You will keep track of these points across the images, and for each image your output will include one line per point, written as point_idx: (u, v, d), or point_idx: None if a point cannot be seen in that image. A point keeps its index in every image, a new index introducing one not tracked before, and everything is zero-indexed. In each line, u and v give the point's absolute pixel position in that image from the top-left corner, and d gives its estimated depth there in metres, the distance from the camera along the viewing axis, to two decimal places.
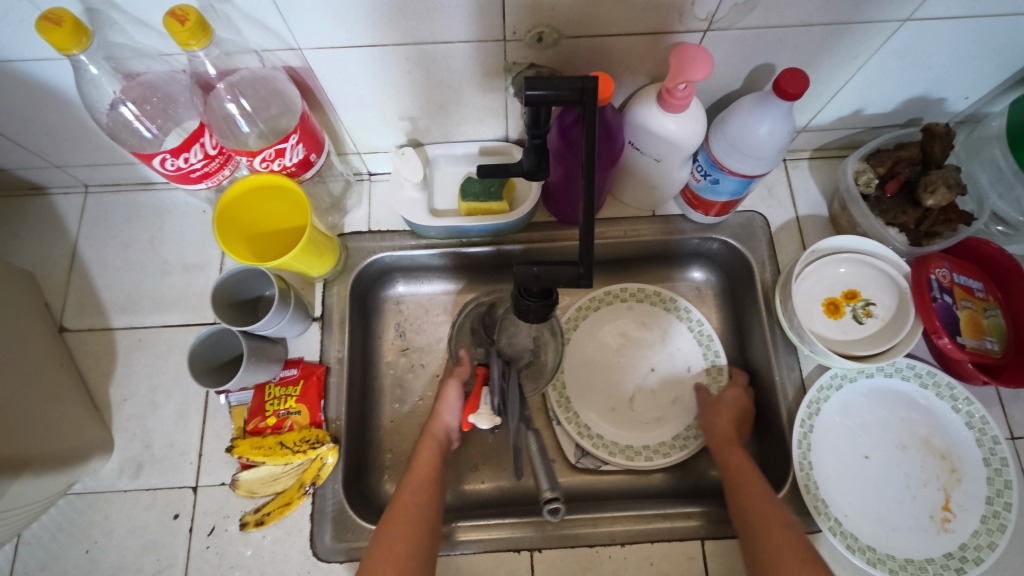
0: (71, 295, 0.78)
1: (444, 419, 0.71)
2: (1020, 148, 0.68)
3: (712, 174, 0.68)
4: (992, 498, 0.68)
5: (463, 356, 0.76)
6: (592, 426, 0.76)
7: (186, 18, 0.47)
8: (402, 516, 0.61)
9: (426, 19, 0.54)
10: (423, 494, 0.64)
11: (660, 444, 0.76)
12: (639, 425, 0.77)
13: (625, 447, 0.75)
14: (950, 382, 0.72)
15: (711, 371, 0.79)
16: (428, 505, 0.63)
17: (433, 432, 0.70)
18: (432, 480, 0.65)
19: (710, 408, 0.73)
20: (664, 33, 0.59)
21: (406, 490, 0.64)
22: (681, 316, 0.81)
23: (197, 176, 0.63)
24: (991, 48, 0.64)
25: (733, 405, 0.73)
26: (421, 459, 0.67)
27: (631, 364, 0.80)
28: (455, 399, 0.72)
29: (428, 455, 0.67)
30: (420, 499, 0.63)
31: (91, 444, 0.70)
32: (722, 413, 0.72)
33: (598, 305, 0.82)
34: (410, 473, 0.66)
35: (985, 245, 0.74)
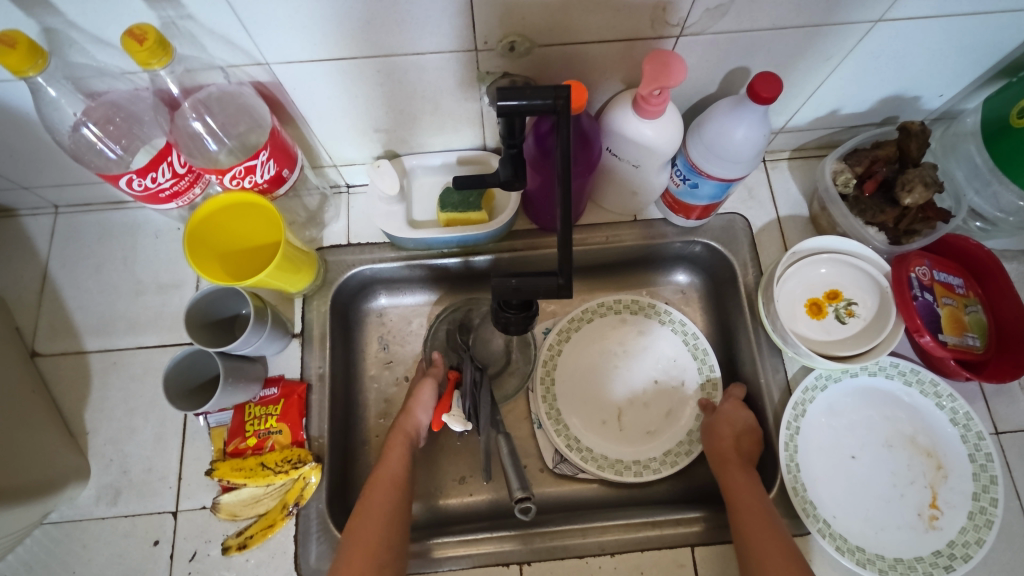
0: (42, 318, 0.76)
1: (416, 416, 0.70)
2: (995, 145, 0.69)
3: (690, 178, 0.68)
4: (979, 494, 0.68)
5: (437, 358, 0.75)
6: (579, 433, 0.76)
7: (145, 37, 0.46)
8: (371, 519, 0.61)
9: (395, 32, 0.54)
10: (391, 492, 0.63)
11: (651, 460, 0.75)
12: (631, 438, 0.76)
13: (614, 462, 0.75)
14: (934, 379, 0.72)
15: (706, 385, 0.78)
16: (396, 507, 0.63)
17: (404, 429, 0.68)
18: (402, 479, 0.65)
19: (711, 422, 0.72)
20: (637, 40, 0.58)
21: (375, 489, 0.63)
22: (676, 328, 0.80)
23: (167, 196, 0.62)
24: (963, 46, 0.64)
25: (731, 419, 0.71)
26: (391, 456, 0.66)
27: (619, 373, 0.79)
28: (428, 399, 0.70)
29: (398, 453, 0.67)
30: (391, 499, 0.63)
31: (66, 472, 0.68)
32: (723, 427, 0.70)
33: (591, 317, 0.81)
34: (379, 469, 0.65)
35: (964, 241, 0.75)
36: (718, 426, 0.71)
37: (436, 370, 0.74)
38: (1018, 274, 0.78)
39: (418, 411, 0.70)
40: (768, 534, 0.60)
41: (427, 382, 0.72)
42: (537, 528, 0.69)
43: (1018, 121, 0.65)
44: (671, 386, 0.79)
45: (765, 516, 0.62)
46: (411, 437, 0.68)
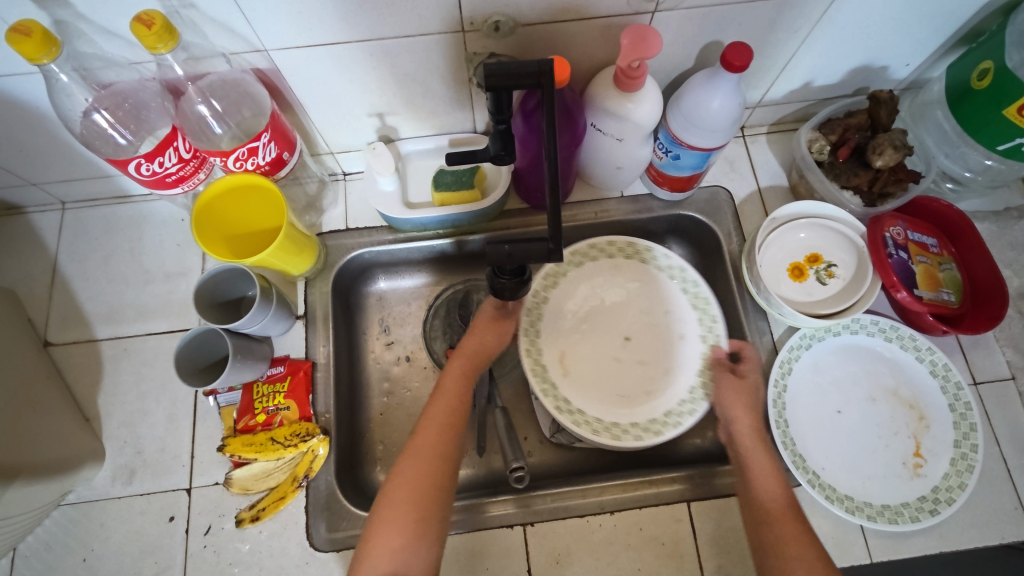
0: (54, 309, 0.79)
1: (481, 349, 0.70)
2: (961, 108, 0.72)
3: (672, 150, 0.71)
4: (960, 441, 0.71)
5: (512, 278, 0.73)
6: (554, 380, 0.74)
7: (153, 23, 0.49)
8: (431, 426, 0.62)
9: (386, 15, 0.57)
10: (453, 399, 0.65)
11: (648, 423, 0.72)
12: (598, 394, 0.75)
13: (609, 426, 0.71)
14: (913, 334, 0.76)
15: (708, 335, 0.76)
16: (456, 416, 0.64)
17: (467, 350, 0.70)
18: (463, 391, 0.66)
19: (733, 385, 0.71)
20: (613, 16, 0.62)
21: (440, 398, 0.65)
22: (676, 276, 0.79)
23: (173, 181, 0.65)
24: (924, 15, 0.67)
25: (750, 389, 0.71)
26: (452, 368, 0.68)
27: (605, 327, 0.79)
28: (490, 334, 0.71)
29: (459, 365, 0.68)
30: (453, 409, 0.64)
31: (83, 453, 0.70)
32: (738, 396, 0.70)
33: (590, 257, 0.81)
34: (442, 380, 0.67)
35: (935, 202, 0.78)
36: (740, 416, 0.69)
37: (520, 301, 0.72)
38: (990, 233, 0.81)
39: (485, 337, 0.71)
40: (801, 543, 0.58)
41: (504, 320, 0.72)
42: (537, 491, 0.72)
43: (979, 83, 0.69)
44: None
45: (801, 533, 0.59)
46: (479, 354, 0.70)
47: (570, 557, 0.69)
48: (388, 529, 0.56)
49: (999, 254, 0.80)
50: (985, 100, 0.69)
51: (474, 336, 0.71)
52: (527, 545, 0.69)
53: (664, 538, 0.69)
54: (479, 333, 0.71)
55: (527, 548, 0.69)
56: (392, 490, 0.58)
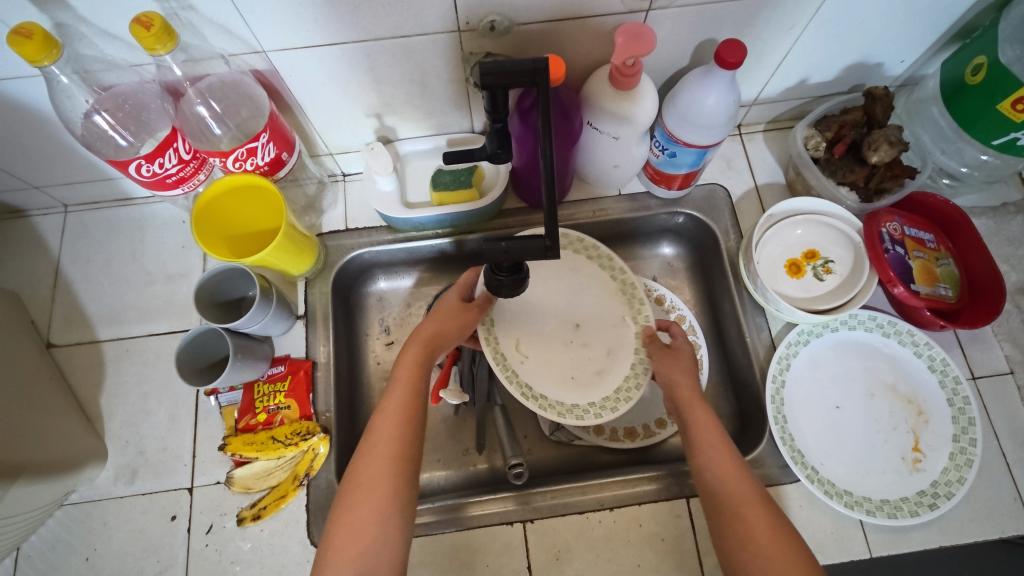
0: (57, 311, 0.79)
1: (438, 336, 0.67)
2: (956, 104, 0.72)
3: (669, 148, 0.72)
4: (959, 436, 0.71)
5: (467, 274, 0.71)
6: (515, 367, 0.71)
7: (152, 24, 0.50)
8: (387, 417, 0.61)
9: (381, 16, 0.57)
10: (409, 391, 0.62)
11: (605, 399, 0.70)
12: (556, 378, 0.72)
13: (572, 407, 0.70)
14: (911, 330, 0.76)
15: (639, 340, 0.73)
16: (411, 408, 0.62)
17: (421, 336, 0.67)
18: (418, 382, 0.63)
19: (669, 358, 0.68)
20: (607, 15, 0.62)
21: (396, 389, 0.63)
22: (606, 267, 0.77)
23: (173, 181, 0.66)
24: (918, 11, 0.68)
25: (686, 358, 0.68)
26: (406, 356, 0.65)
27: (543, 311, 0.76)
28: (450, 323, 0.67)
29: (414, 352, 0.65)
30: (409, 400, 0.62)
31: (85, 453, 0.71)
32: (678, 366, 0.67)
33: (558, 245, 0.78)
34: (397, 372, 0.64)
35: (931, 198, 0.78)
36: (694, 405, 0.63)
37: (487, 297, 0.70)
38: (987, 228, 0.81)
39: (443, 323, 0.67)
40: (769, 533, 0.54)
41: (468, 311, 0.69)
42: (538, 488, 0.72)
43: (973, 78, 0.69)
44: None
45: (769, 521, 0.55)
46: (435, 338, 0.66)
47: (570, 553, 0.69)
48: (348, 526, 0.55)
49: (997, 250, 0.80)
50: (979, 95, 0.69)
51: (431, 322, 0.68)
52: (528, 542, 0.70)
53: (663, 534, 0.70)
54: (435, 318, 0.68)
55: (527, 544, 0.70)
56: (353, 485, 0.57)
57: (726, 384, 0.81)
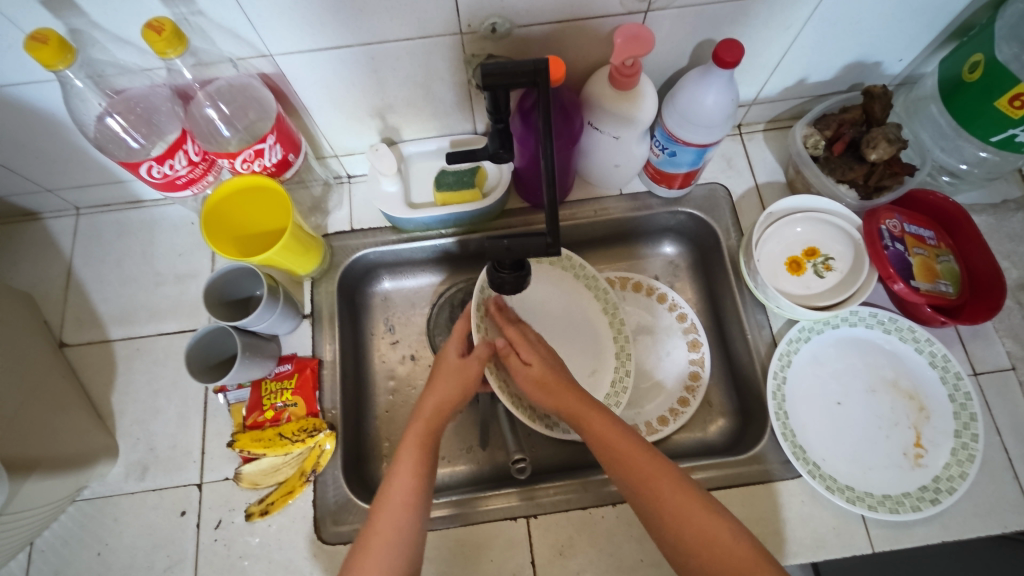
0: (69, 311, 0.81)
1: (438, 413, 0.63)
2: (954, 102, 0.73)
3: (669, 147, 0.73)
4: (960, 431, 0.71)
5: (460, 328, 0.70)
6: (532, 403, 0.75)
7: (163, 29, 0.51)
8: (390, 504, 0.57)
9: (384, 20, 0.59)
10: (415, 475, 0.59)
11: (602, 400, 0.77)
12: None
13: None
14: (912, 326, 0.76)
15: (618, 336, 0.80)
16: (418, 497, 0.58)
17: (425, 415, 0.63)
18: (423, 467, 0.59)
19: (539, 384, 0.65)
20: (605, 17, 0.64)
21: (398, 473, 0.59)
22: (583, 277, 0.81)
23: (183, 183, 0.67)
24: (915, 10, 0.69)
25: (546, 369, 0.65)
26: (408, 437, 0.62)
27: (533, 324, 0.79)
28: (456, 383, 0.65)
29: (416, 432, 0.62)
30: (415, 484, 0.58)
31: (97, 450, 0.72)
32: (548, 386, 0.65)
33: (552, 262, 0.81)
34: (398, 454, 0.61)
35: (931, 195, 0.79)
36: (588, 413, 0.62)
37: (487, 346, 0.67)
38: (988, 225, 0.82)
39: (446, 388, 0.65)
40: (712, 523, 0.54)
41: (470, 367, 0.66)
42: (542, 484, 0.73)
43: (970, 76, 0.70)
44: (658, 363, 0.83)
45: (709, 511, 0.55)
46: (439, 412, 0.64)
47: (573, 548, 0.70)
48: None
49: (997, 246, 0.81)
50: (977, 92, 0.70)
51: (435, 392, 0.65)
52: (531, 537, 0.70)
53: None
54: (438, 386, 0.65)
55: (531, 540, 0.70)
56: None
57: (728, 382, 0.82)
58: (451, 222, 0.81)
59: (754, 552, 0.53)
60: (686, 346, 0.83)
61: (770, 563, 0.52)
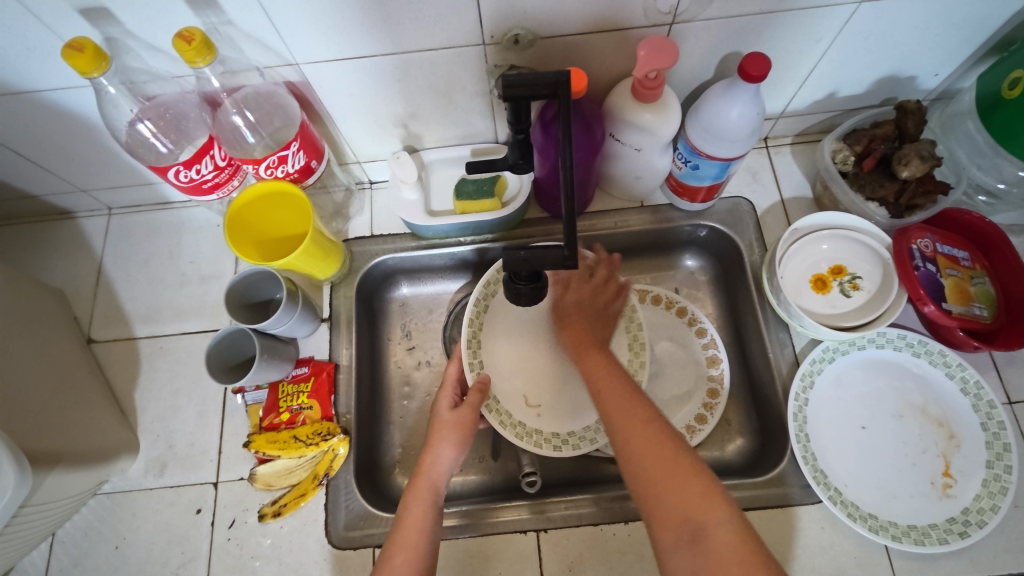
0: (98, 308, 0.83)
1: (439, 465, 0.63)
2: (992, 120, 0.70)
3: (692, 160, 0.72)
4: (993, 462, 0.68)
5: (450, 376, 0.71)
6: (536, 427, 0.74)
7: (193, 38, 0.52)
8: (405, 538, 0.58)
9: (409, 29, 0.59)
10: (419, 533, 0.59)
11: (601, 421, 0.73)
12: (568, 408, 0.75)
13: (574, 436, 0.73)
14: (942, 350, 0.73)
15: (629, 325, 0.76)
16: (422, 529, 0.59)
17: (425, 474, 0.62)
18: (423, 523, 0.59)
19: (569, 317, 0.71)
20: (629, 29, 0.63)
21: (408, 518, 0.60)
22: None
23: (209, 187, 0.68)
24: (952, 24, 0.66)
25: (575, 309, 0.71)
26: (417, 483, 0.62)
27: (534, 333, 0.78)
28: (457, 436, 0.64)
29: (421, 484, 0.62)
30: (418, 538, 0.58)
31: (118, 445, 0.74)
32: (576, 318, 0.70)
33: None
34: (402, 514, 0.60)
35: (966, 214, 0.76)
36: (589, 352, 0.66)
37: (478, 390, 0.68)
38: None
39: (445, 444, 0.64)
40: (672, 456, 0.54)
41: (465, 415, 0.66)
42: (552, 498, 0.72)
43: (1010, 92, 0.67)
44: (677, 378, 0.81)
45: (670, 449, 0.55)
46: (443, 462, 0.63)
47: (583, 565, 0.69)
48: None
49: None
50: (1016, 110, 0.67)
51: (434, 448, 0.64)
52: (541, 551, 0.70)
53: None
54: (437, 442, 0.64)
55: (541, 554, 0.69)
56: None
57: (748, 399, 0.80)
58: (469, 230, 0.81)
59: (708, 485, 0.52)
60: (705, 362, 0.81)
61: (725, 505, 0.51)
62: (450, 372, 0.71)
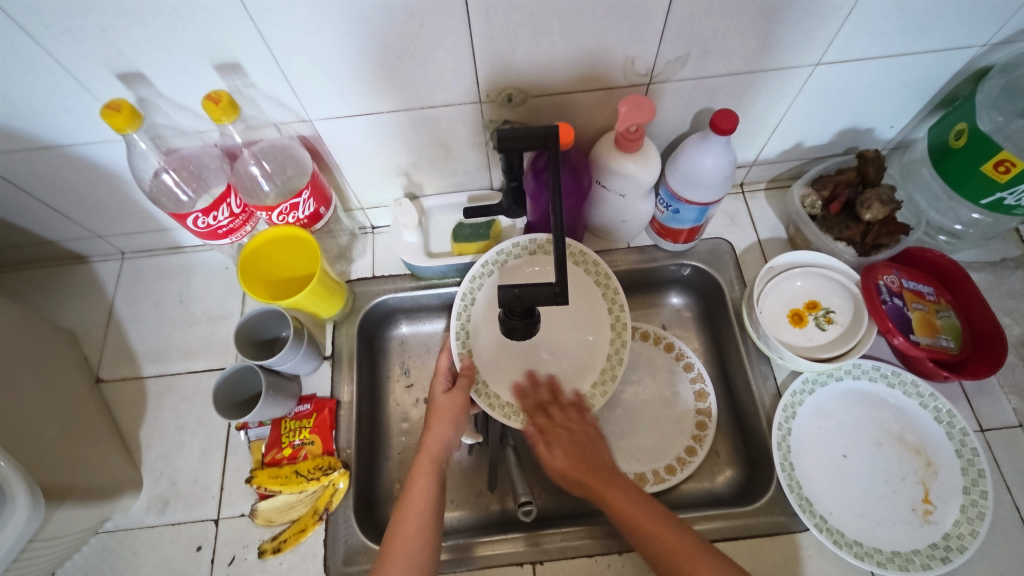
0: (107, 348, 0.86)
1: (438, 438, 0.68)
2: (943, 167, 0.77)
3: (672, 205, 0.77)
4: (969, 488, 0.71)
5: (441, 364, 0.75)
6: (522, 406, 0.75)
7: (220, 99, 0.58)
8: (402, 533, 0.61)
9: (414, 89, 0.66)
10: (425, 505, 0.63)
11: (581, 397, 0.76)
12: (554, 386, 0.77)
13: None
14: (915, 380, 0.77)
15: (612, 308, 0.78)
16: (426, 523, 0.62)
17: (428, 449, 0.67)
18: (424, 523, 0.62)
19: (567, 465, 0.67)
20: (613, 88, 0.70)
21: (411, 498, 0.64)
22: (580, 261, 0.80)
23: (224, 233, 0.73)
24: (900, 83, 0.74)
25: (566, 456, 0.67)
26: (417, 470, 0.66)
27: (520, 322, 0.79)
28: (452, 417, 0.69)
29: (424, 468, 0.66)
30: (422, 519, 0.62)
31: (122, 482, 0.75)
32: (569, 463, 0.67)
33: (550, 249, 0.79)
34: (408, 488, 0.65)
35: (928, 252, 0.82)
36: (605, 487, 0.63)
37: (467, 374, 0.72)
38: (987, 283, 0.84)
39: (443, 427, 0.69)
40: None
41: (458, 397, 0.71)
42: (546, 530, 0.74)
43: (957, 142, 0.74)
44: (666, 411, 0.84)
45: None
46: (441, 446, 0.68)
47: None
48: None
49: (998, 303, 0.83)
50: (963, 158, 0.74)
51: (433, 431, 0.69)
52: None
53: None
54: (434, 425, 0.69)
55: None
56: None
57: (734, 430, 0.83)
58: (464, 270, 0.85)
59: None
60: (693, 395, 0.85)
61: None
62: (442, 360, 0.75)
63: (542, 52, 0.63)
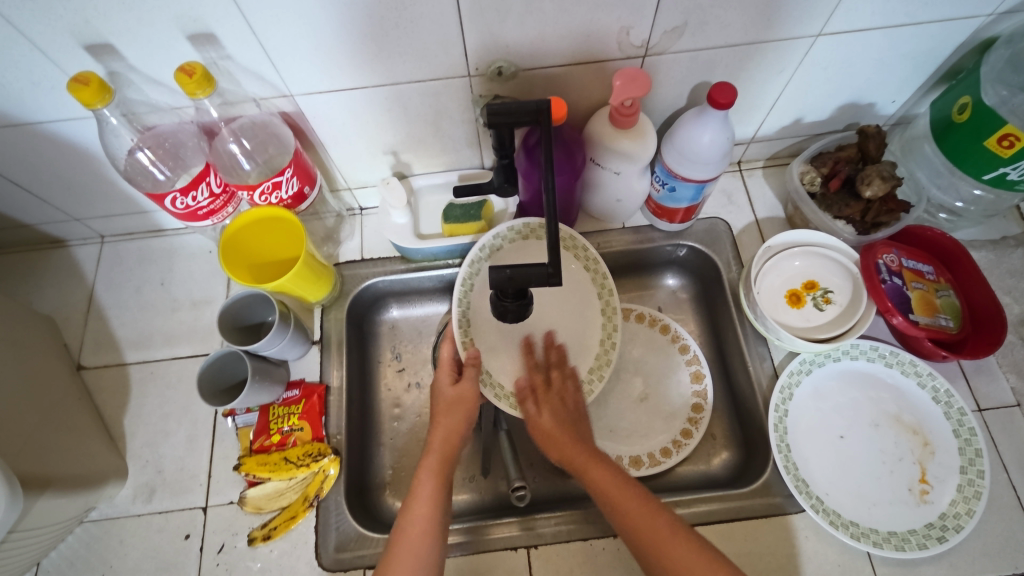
0: (88, 335, 0.84)
1: (445, 432, 0.67)
2: (945, 142, 0.75)
3: (668, 183, 0.75)
4: (966, 467, 0.71)
5: (445, 355, 0.73)
6: None
7: (194, 72, 0.55)
8: (410, 535, 0.60)
9: (399, 63, 0.63)
10: (432, 504, 0.62)
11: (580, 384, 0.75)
12: None
13: None
14: (913, 359, 0.76)
15: (602, 292, 0.77)
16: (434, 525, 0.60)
17: (437, 446, 0.66)
18: (433, 524, 0.60)
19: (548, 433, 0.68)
20: (606, 61, 0.67)
21: (417, 496, 0.63)
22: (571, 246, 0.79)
23: (204, 214, 0.70)
24: (903, 54, 0.71)
25: (553, 426, 0.68)
26: (424, 465, 0.65)
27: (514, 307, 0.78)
28: (464, 412, 0.68)
29: (432, 461, 0.65)
30: (431, 521, 0.61)
31: (106, 471, 0.74)
32: (558, 436, 0.68)
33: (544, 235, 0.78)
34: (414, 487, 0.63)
35: (928, 230, 0.80)
36: (592, 464, 0.64)
37: (473, 364, 0.70)
38: (987, 261, 0.83)
39: (450, 420, 0.68)
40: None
41: (467, 388, 0.69)
42: (541, 514, 0.73)
43: (960, 116, 0.72)
44: (661, 393, 0.83)
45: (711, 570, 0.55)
46: (447, 444, 0.67)
47: None
48: None
49: (997, 282, 0.82)
50: (966, 132, 0.72)
51: (442, 427, 0.68)
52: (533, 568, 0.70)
53: None
54: (443, 420, 0.68)
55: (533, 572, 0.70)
56: None
57: (731, 413, 0.82)
58: (456, 252, 0.84)
59: None
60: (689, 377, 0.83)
61: None
62: (444, 352, 0.73)
63: (533, 23, 0.60)
